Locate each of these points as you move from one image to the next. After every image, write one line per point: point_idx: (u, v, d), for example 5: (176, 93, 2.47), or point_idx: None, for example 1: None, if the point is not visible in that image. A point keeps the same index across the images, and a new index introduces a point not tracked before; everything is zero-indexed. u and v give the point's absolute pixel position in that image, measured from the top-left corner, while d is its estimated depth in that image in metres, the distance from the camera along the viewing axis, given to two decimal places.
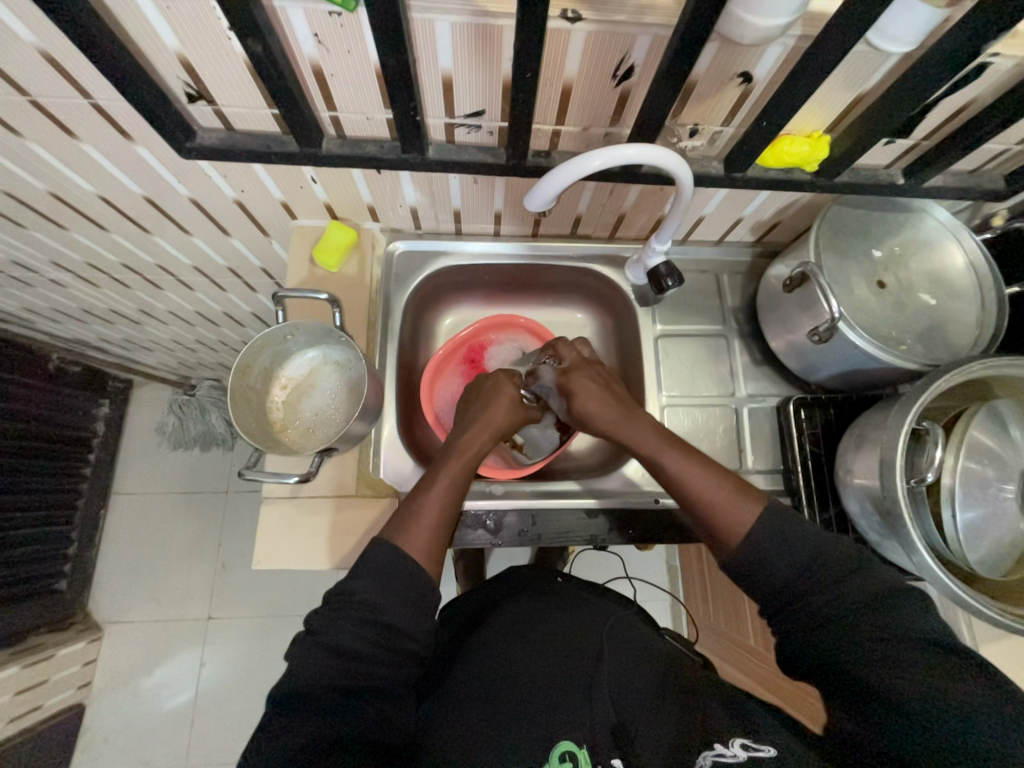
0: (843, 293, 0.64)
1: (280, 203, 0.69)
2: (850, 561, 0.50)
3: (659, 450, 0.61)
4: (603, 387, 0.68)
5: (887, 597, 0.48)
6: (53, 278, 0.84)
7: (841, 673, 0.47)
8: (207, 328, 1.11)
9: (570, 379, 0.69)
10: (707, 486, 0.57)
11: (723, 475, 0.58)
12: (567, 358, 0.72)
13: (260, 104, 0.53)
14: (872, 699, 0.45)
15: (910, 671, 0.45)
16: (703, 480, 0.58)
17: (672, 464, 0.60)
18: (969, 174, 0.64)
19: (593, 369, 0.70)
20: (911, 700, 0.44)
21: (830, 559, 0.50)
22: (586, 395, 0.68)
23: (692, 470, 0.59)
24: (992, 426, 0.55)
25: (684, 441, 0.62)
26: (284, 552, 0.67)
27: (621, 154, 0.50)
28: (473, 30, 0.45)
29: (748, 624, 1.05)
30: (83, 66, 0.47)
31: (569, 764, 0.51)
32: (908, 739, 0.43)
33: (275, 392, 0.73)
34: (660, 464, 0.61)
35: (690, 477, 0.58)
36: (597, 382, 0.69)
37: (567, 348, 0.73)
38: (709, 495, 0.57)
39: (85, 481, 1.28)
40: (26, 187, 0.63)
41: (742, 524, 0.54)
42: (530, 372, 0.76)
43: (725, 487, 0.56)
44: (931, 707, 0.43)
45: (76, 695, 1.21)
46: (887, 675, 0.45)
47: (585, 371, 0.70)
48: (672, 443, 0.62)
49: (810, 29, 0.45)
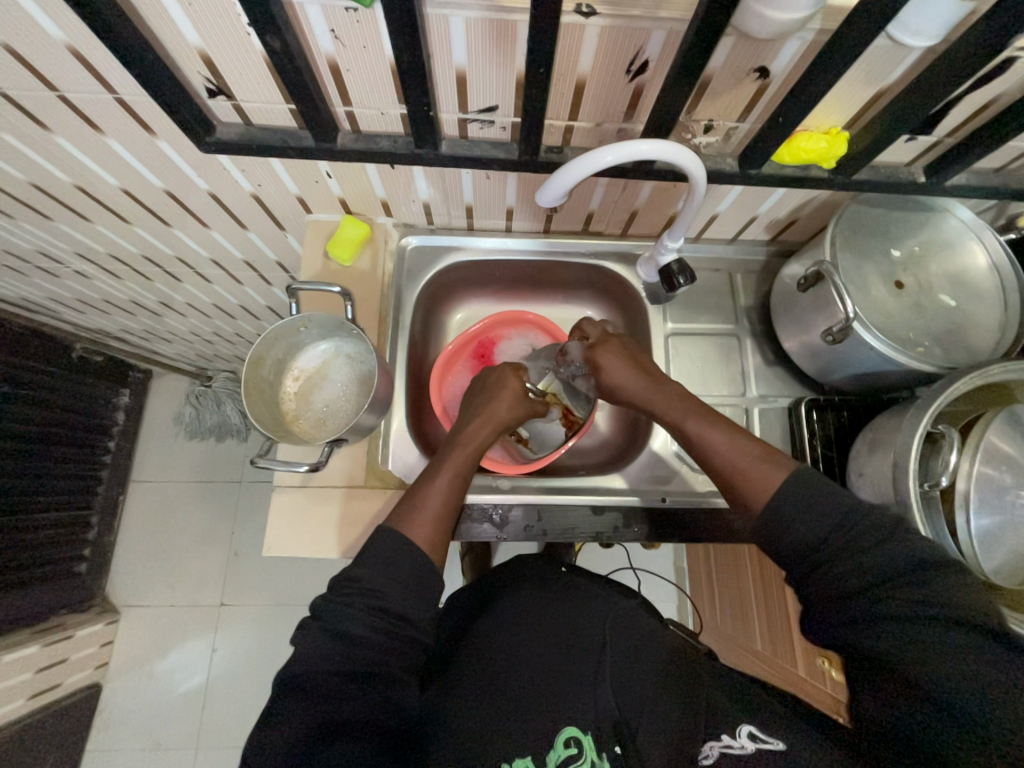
0: (859, 293, 0.63)
1: (296, 197, 0.70)
2: (877, 532, 0.48)
3: (683, 418, 0.62)
4: (631, 359, 0.68)
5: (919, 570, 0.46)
6: (77, 269, 0.87)
7: (864, 656, 0.46)
8: (223, 320, 1.13)
9: (597, 354, 0.69)
10: (732, 453, 0.58)
11: (750, 442, 0.57)
12: (593, 335, 0.73)
13: (278, 99, 0.54)
14: (900, 686, 0.44)
15: (929, 653, 0.43)
16: (728, 448, 0.58)
17: (696, 433, 0.61)
18: (994, 173, 0.63)
19: (618, 341, 0.70)
20: (926, 681, 0.42)
21: (862, 542, 0.48)
22: (615, 366, 0.68)
23: (716, 438, 0.59)
24: (1012, 431, 0.53)
25: (709, 409, 0.62)
26: (298, 540, 0.68)
27: (634, 149, 0.50)
28: (487, 25, 0.45)
29: (754, 628, 1.05)
30: (110, 62, 0.49)
31: (573, 749, 0.51)
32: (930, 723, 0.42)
33: (289, 383, 0.74)
34: (683, 432, 0.62)
35: (715, 443, 0.59)
36: (623, 354, 0.69)
37: (593, 326, 0.73)
38: (735, 463, 0.57)
39: (104, 467, 1.32)
40: (52, 180, 0.65)
41: (764, 489, 0.54)
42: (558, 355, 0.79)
43: (752, 454, 0.56)
44: (961, 699, 0.41)
45: (93, 675, 1.25)
46: (902, 655, 0.44)
47: (611, 346, 0.69)
48: (696, 411, 0.62)
49: (829, 23, 0.45)
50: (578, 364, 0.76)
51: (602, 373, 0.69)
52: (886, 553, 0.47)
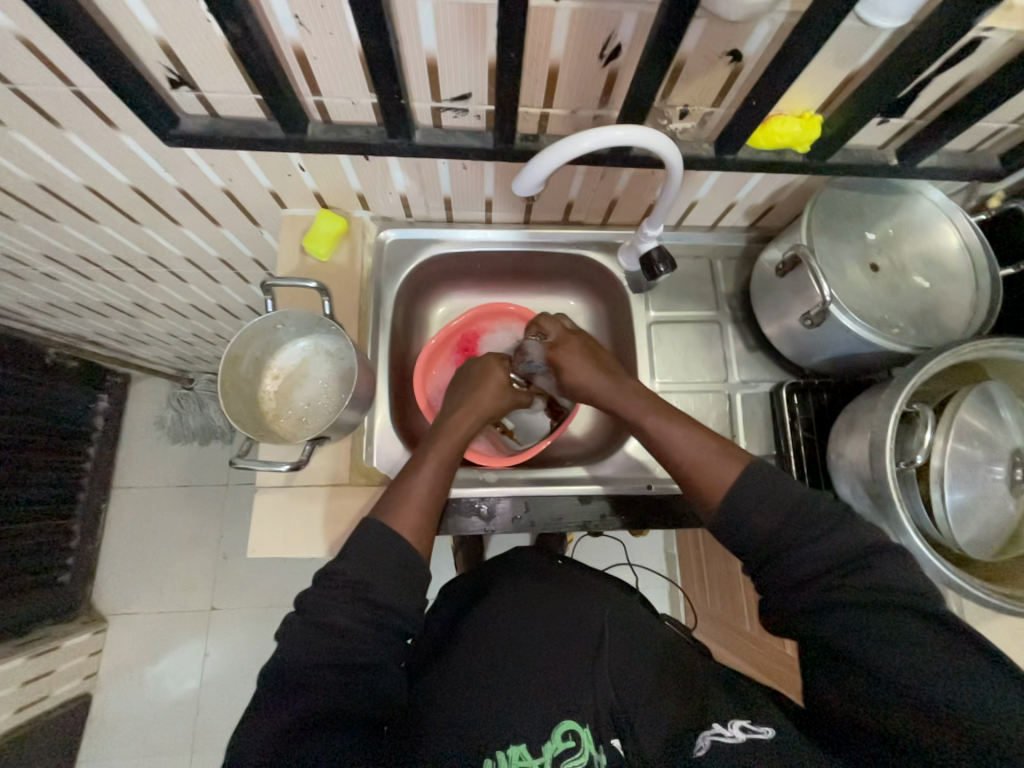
0: (836, 276, 0.64)
1: (269, 192, 0.69)
2: (831, 519, 0.50)
3: (644, 415, 0.63)
4: (592, 360, 0.68)
5: (878, 562, 0.48)
6: (45, 271, 0.84)
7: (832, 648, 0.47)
8: (202, 320, 1.11)
9: (559, 353, 0.70)
10: (690, 447, 0.59)
11: (707, 437, 0.59)
12: (552, 333, 0.71)
13: (244, 89, 0.52)
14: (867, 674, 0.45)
15: (910, 650, 0.44)
16: (685, 442, 0.59)
17: (656, 430, 0.61)
18: (965, 154, 0.63)
19: (580, 341, 0.70)
20: (910, 681, 0.43)
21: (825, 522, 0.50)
22: (576, 367, 0.68)
23: (676, 433, 0.60)
24: (982, 407, 0.55)
25: (668, 406, 0.63)
26: (283, 540, 0.67)
27: (609, 136, 0.50)
28: (456, 9, 0.44)
29: (743, 612, 1.08)
30: (63, 52, 0.47)
31: (571, 742, 0.52)
32: (918, 721, 0.42)
33: (268, 382, 0.73)
34: (644, 429, 0.62)
35: (675, 437, 0.60)
36: (585, 354, 0.69)
37: (551, 324, 0.71)
38: (692, 457, 0.58)
39: (85, 474, 1.29)
40: (12, 178, 0.62)
41: (722, 479, 0.55)
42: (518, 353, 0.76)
43: (708, 448, 0.58)
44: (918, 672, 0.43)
45: (82, 685, 1.23)
46: (882, 649, 0.44)
47: (573, 347, 0.69)
48: (656, 409, 0.63)
49: (799, 4, 0.45)
50: (537, 362, 0.73)
51: (563, 372, 0.70)
52: (844, 546, 0.49)
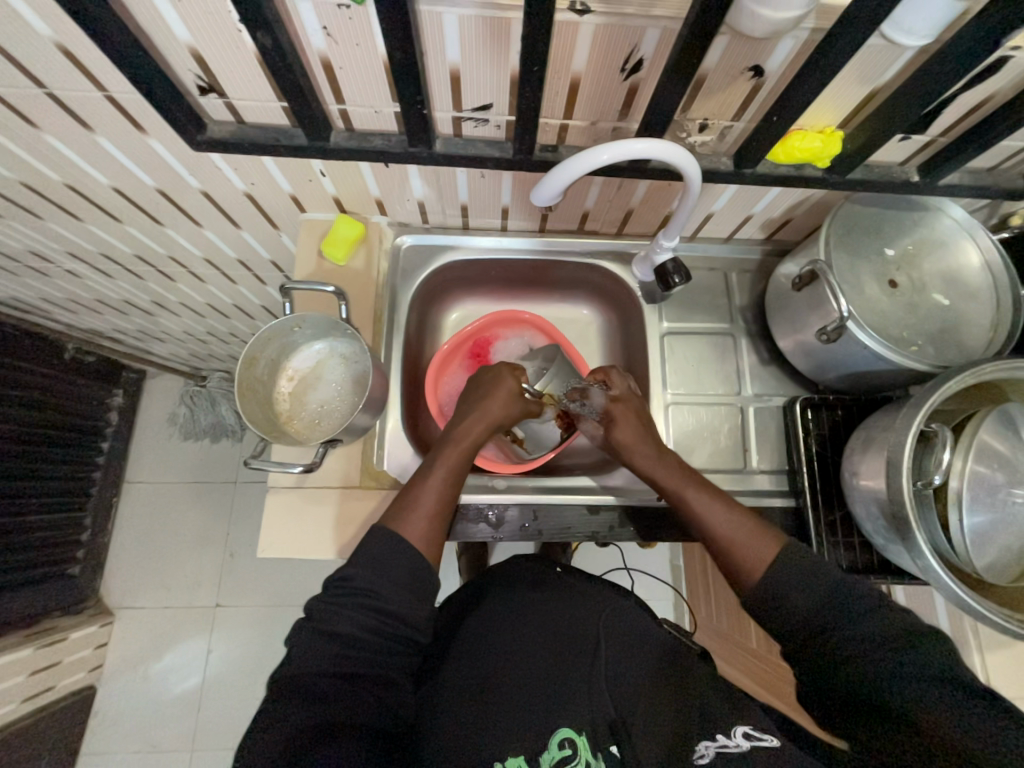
0: (853, 292, 0.63)
1: (289, 196, 0.70)
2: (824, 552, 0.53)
3: (682, 487, 0.62)
4: (643, 425, 0.68)
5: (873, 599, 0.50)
6: (68, 268, 0.86)
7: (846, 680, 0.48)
8: (218, 319, 1.12)
9: (614, 409, 0.68)
10: (727, 523, 0.58)
11: (743, 514, 0.59)
12: (617, 387, 0.70)
13: (270, 97, 0.53)
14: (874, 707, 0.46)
15: (915, 687, 0.44)
16: (722, 518, 0.59)
17: (694, 502, 0.61)
18: (987, 172, 0.63)
19: (634, 403, 0.70)
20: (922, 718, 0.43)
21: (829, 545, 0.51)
22: (626, 427, 0.67)
23: (713, 508, 0.60)
24: (1002, 429, 0.54)
25: (705, 480, 0.63)
26: (292, 541, 0.68)
27: (628, 149, 0.50)
28: (481, 23, 0.45)
29: (749, 628, 1.06)
30: (97, 58, 0.48)
31: (569, 751, 0.51)
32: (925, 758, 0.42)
33: (283, 384, 0.73)
34: (682, 500, 0.62)
35: (711, 513, 0.60)
36: (639, 419, 0.68)
37: (620, 378, 0.71)
38: (729, 534, 0.58)
39: (97, 468, 1.31)
40: (42, 178, 0.64)
41: (762, 559, 0.55)
42: (576, 393, 0.75)
43: (745, 526, 0.58)
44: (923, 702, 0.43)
45: (88, 677, 1.24)
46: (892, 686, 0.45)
47: (631, 407, 0.69)
48: (695, 482, 0.62)
49: (823, 22, 0.45)
50: (593, 409, 0.72)
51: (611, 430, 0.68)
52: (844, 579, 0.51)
